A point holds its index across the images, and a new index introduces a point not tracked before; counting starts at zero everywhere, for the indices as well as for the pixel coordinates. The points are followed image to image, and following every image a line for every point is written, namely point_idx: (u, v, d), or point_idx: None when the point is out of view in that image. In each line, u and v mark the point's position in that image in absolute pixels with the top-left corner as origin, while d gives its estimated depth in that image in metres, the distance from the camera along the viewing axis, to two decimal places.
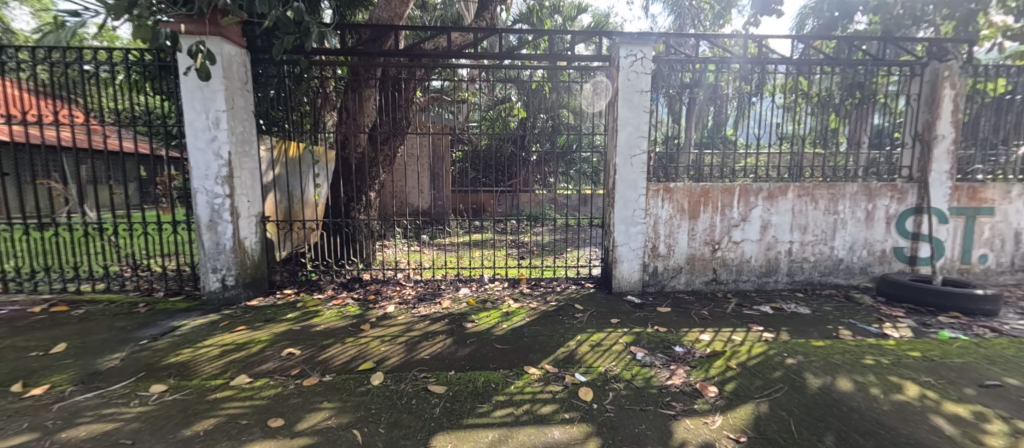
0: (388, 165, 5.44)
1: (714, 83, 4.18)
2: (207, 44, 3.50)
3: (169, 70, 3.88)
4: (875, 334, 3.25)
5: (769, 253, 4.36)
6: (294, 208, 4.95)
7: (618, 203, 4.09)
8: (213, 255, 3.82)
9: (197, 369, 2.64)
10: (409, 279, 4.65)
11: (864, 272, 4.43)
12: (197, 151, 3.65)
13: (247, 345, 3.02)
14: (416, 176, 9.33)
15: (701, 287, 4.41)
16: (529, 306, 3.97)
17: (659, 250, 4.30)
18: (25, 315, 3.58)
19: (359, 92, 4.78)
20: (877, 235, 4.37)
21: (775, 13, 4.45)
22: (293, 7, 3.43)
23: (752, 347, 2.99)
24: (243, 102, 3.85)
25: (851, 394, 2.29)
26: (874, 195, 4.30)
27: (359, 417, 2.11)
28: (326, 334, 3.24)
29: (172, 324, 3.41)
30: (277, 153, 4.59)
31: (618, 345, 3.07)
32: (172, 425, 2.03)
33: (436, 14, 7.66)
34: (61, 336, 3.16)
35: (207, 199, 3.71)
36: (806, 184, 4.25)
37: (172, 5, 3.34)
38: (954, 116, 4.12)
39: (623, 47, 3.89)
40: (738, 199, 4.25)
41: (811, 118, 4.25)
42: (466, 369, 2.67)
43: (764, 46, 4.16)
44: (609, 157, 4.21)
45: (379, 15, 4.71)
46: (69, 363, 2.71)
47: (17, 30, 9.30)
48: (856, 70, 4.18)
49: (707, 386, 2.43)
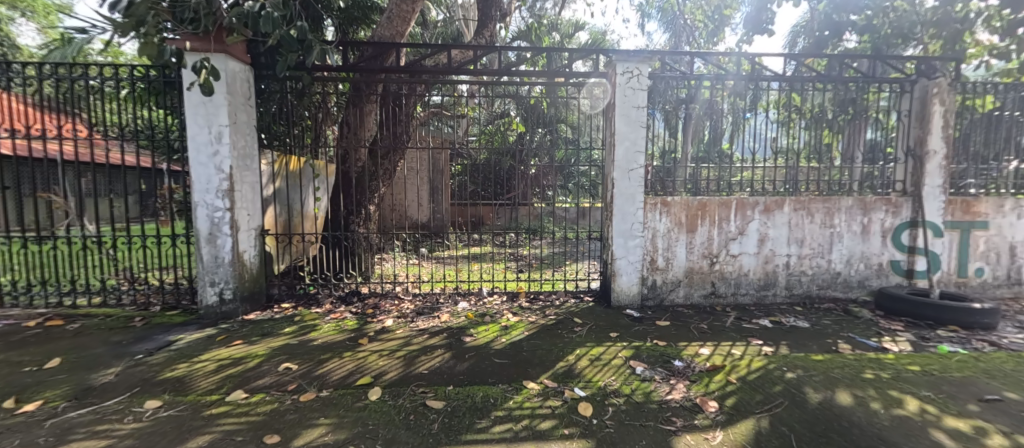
0: (388, 179, 5.48)
1: (710, 99, 4.25)
2: (212, 60, 3.57)
3: (174, 86, 3.94)
4: (874, 348, 3.25)
5: (768, 266, 4.37)
6: (292, 221, 5.06)
7: (617, 217, 4.12)
8: (211, 268, 3.81)
9: (193, 385, 2.61)
10: (408, 292, 4.64)
11: (862, 286, 4.45)
12: (198, 165, 3.67)
13: (244, 360, 3.00)
14: (417, 189, 9.43)
15: (700, 301, 4.40)
16: (528, 320, 3.96)
17: (658, 263, 4.32)
18: (19, 330, 3.55)
19: (361, 107, 4.86)
20: (874, 248, 4.40)
21: (767, 32, 4.56)
22: (297, 25, 3.46)
23: (752, 361, 2.99)
24: (246, 117, 3.91)
25: (853, 409, 2.29)
26: (869, 209, 4.34)
27: (356, 433, 2.09)
28: (324, 349, 3.22)
29: (169, 339, 3.39)
30: (278, 167, 4.63)
31: (618, 360, 3.06)
32: (166, 442, 2.01)
33: (437, 30, 7.65)
34: (56, 351, 3.13)
35: (207, 212, 3.72)
36: (802, 198, 4.30)
37: (179, 23, 3.41)
38: (945, 131, 4.19)
39: (620, 64, 3.96)
40: (735, 212, 4.28)
41: (805, 133, 4.33)
42: (465, 384, 2.65)
43: (757, 63, 4.25)
44: (608, 172, 4.25)
45: (380, 32, 4.78)
46: (63, 379, 2.68)
47: (25, 46, 9.42)
48: (848, 86, 4.28)
49: (708, 401, 2.42)
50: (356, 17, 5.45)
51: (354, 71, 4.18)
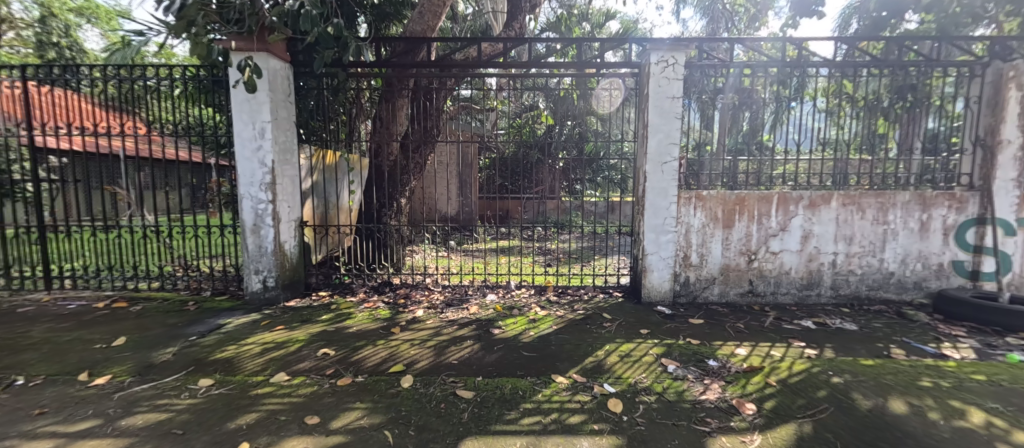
0: (419, 173, 5.53)
1: (751, 87, 4.06)
2: (255, 59, 3.71)
3: (221, 84, 4.13)
4: (932, 354, 3.02)
5: (811, 264, 4.15)
6: (328, 213, 5.27)
7: (649, 211, 4.02)
8: (256, 257, 4.01)
9: (241, 366, 2.76)
10: (438, 283, 4.71)
11: (919, 287, 4.14)
12: (244, 160, 3.86)
13: (286, 344, 3.14)
14: (446, 183, 9.57)
15: (736, 299, 4.24)
16: (556, 314, 3.94)
17: (692, 260, 4.18)
18: (90, 310, 3.86)
19: (393, 102, 4.96)
20: (934, 247, 4.07)
21: (815, 14, 4.28)
22: (333, 23, 3.59)
23: (794, 364, 2.84)
24: (286, 113, 4.04)
25: (907, 418, 2.13)
26: (929, 205, 4.02)
27: (389, 418, 2.14)
28: (358, 336, 3.31)
29: (217, 323, 3.58)
30: (315, 160, 4.81)
31: (649, 357, 2.99)
32: (217, 418, 2.12)
33: (466, 25, 7.95)
34: (120, 330, 3.38)
35: (252, 205, 3.91)
36: (852, 192, 4.03)
37: (226, 24, 3.62)
38: (1022, 120, 3.79)
39: (655, 53, 3.83)
40: (777, 207, 4.06)
41: (856, 123, 4.06)
42: (493, 376, 2.66)
43: (804, 48, 3.98)
44: (639, 165, 4.15)
45: (412, 28, 4.85)
46: (128, 356, 2.89)
47: (90, 50, 10.19)
48: (907, 71, 3.97)
49: (745, 403, 2.32)
50: (388, 13, 5.53)
51: (386, 66, 4.24)
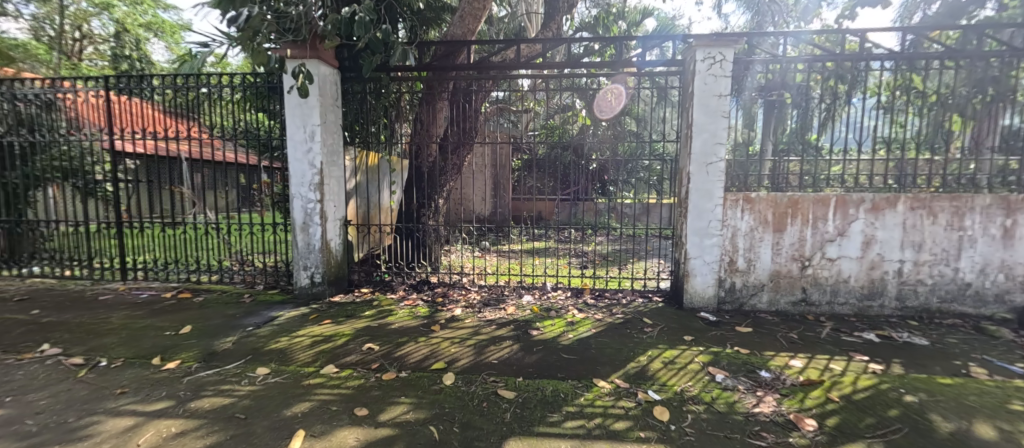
0: (457, 173, 5.61)
1: (806, 83, 3.85)
2: (307, 66, 3.87)
3: (276, 90, 4.35)
4: (1019, 375, 2.74)
5: (873, 272, 3.86)
6: (370, 212, 5.45)
7: (692, 213, 3.88)
8: (304, 254, 4.18)
9: (293, 357, 2.89)
10: (474, 283, 4.75)
11: (1000, 300, 3.76)
12: (295, 161, 4.04)
13: (332, 338, 3.25)
14: (481, 184, 9.67)
15: (788, 308, 4.01)
16: (595, 317, 3.87)
17: (738, 265, 3.99)
18: (159, 300, 4.17)
19: (434, 104, 5.07)
20: (1019, 256, 3.69)
21: (878, 4, 4.00)
22: (382, 28, 3.69)
23: (857, 379, 2.65)
24: (334, 117, 4.21)
25: (995, 444, 1.94)
26: (1013, 209, 3.65)
27: (434, 414, 2.17)
28: (400, 333, 3.38)
29: (270, 315, 3.77)
30: (359, 162, 4.97)
31: (695, 365, 2.88)
32: (275, 405, 2.22)
33: (501, 27, 7.99)
34: (185, 319, 3.62)
35: (302, 204, 4.09)
36: (921, 195, 3.72)
37: (281, 32, 3.74)
38: None
39: (701, 49, 3.69)
40: (834, 210, 3.81)
41: (922, 120, 3.77)
42: (534, 377, 2.65)
43: (865, 41, 3.73)
44: (682, 166, 4.02)
45: (453, 31, 4.93)
46: (193, 343, 3.09)
47: (156, 62, 11.14)
48: (987, 62, 3.62)
49: (804, 418, 2.18)
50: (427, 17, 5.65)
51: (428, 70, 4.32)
